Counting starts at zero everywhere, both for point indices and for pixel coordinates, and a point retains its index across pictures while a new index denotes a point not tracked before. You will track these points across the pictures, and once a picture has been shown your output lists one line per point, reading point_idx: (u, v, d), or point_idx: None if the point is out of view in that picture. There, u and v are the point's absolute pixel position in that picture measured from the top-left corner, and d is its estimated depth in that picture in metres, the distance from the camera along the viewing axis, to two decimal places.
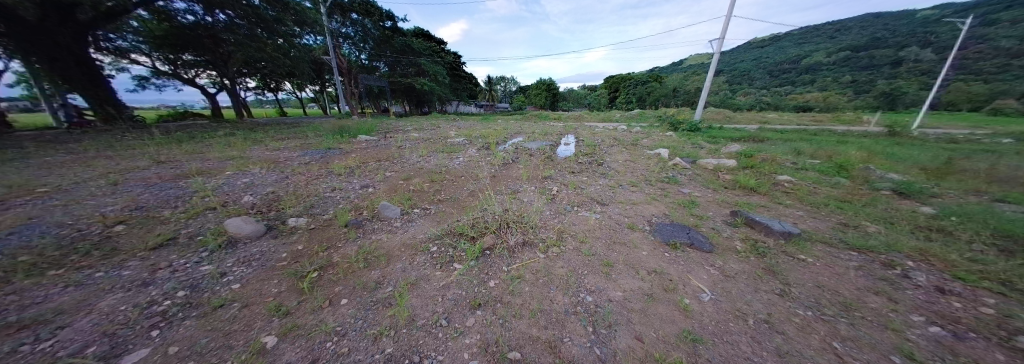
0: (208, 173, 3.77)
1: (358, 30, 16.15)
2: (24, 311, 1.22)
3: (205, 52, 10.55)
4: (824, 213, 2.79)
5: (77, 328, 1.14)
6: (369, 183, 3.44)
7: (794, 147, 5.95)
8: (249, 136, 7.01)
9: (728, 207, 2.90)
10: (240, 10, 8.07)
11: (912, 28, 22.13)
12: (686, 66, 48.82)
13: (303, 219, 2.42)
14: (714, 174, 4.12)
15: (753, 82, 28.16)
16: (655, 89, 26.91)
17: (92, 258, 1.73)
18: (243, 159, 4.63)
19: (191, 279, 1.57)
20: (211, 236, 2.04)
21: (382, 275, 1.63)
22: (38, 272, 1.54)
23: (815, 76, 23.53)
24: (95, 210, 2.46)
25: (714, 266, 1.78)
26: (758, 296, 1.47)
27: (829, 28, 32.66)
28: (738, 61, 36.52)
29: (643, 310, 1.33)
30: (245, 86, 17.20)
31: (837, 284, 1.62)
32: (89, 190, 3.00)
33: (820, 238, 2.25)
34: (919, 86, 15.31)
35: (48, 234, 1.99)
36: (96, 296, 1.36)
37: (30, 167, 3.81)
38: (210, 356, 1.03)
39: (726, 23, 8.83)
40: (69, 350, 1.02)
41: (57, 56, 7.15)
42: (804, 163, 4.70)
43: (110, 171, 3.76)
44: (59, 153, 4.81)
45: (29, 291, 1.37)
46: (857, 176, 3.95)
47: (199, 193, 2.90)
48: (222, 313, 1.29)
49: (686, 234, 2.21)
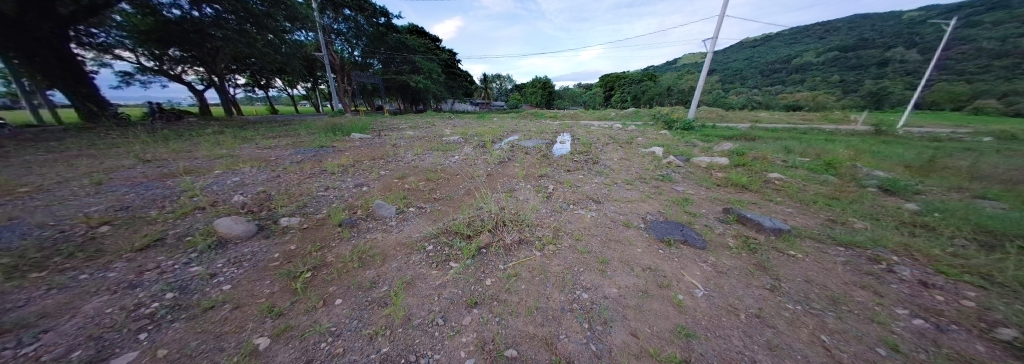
0: (197, 173, 3.66)
1: (351, 26, 15.76)
2: (4, 315, 1.17)
3: (192, 47, 10.30)
4: (813, 210, 2.85)
5: (61, 331, 1.11)
6: (363, 182, 3.40)
7: (785, 145, 6.08)
8: (238, 135, 6.85)
9: (721, 204, 2.96)
10: (227, 4, 7.86)
11: (899, 29, 22.67)
12: (680, 64, 49.25)
13: (296, 219, 2.37)
14: (707, 172, 4.19)
15: (746, 81, 28.58)
16: (650, 88, 27.06)
17: (78, 259, 1.68)
18: (233, 158, 4.51)
19: (180, 280, 1.53)
20: (201, 236, 2.00)
21: (378, 275, 1.62)
22: (20, 273, 1.49)
23: (806, 75, 23.95)
24: (79, 210, 2.39)
25: (708, 262, 1.81)
26: (749, 291, 1.50)
27: (818, 28, 33.31)
28: (731, 60, 37.09)
29: (637, 306, 1.34)
30: (234, 83, 16.83)
31: (826, 279, 1.66)
32: (72, 190, 2.90)
33: (808, 234, 2.29)
34: (905, 86, 15.70)
35: (30, 235, 1.93)
36: (81, 299, 1.32)
37: (10, 167, 3.67)
38: (200, 358, 1.01)
39: (720, 21, 8.86)
40: (54, 354, 0.99)
41: (36, 52, 6.91)
42: (794, 161, 4.80)
43: (94, 171, 3.63)
44: (38, 152, 4.63)
45: (10, 293, 1.33)
46: (845, 174, 4.04)
47: (188, 193, 2.83)
48: (212, 314, 1.27)
49: (680, 231, 2.24)
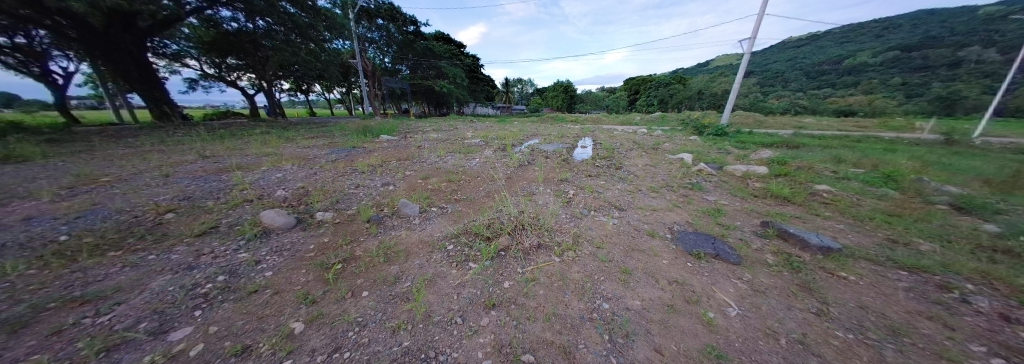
0: (246, 168, 4.09)
1: (383, 34, 16.80)
2: (88, 287, 1.39)
3: (246, 56, 11.54)
4: (869, 227, 2.53)
5: (130, 305, 1.28)
6: (390, 181, 3.58)
7: (834, 154, 5.50)
8: (281, 135, 7.51)
9: (758, 217, 2.73)
10: (277, 17, 8.71)
11: (976, 25, 19.85)
12: (712, 67, 46.75)
13: (329, 214, 2.54)
14: (742, 181, 3.89)
15: (788, 84, 26.13)
16: (678, 92, 25.78)
17: (146, 241, 1.94)
18: (276, 156, 4.96)
19: (230, 265, 1.70)
20: (249, 226, 2.21)
21: (401, 270, 1.68)
22: (101, 252, 1.76)
23: (860, 77, 21.59)
24: (149, 198, 2.75)
25: (742, 279, 1.68)
26: (791, 314, 1.36)
27: (875, 26, 30.01)
28: (772, 62, 34.46)
29: (662, 322, 1.27)
30: (280, 88, 18.59)
31: (883, 305, 1.47)
32: (145, 180, 3.35)
33: (864, 254, 2.04)
34: (983, 89, 13.61)
35: (110, 218, 2.25)
36: (148, 276, 1.52)
37: (98, 159, 4.33)
38: (245, 337, 1.12)
39: (761, 20, 8.20)
40: (125, 324, 1.15)
41: (119, 60, 8.10)
42: (846, 172, 4.31)
43: (163, 164, 4.18)
44: (120, 146, 5.43)
45: (93, 268, 1.57)
46: (909, 188, 3.55)
47: (239, 186, 3.16)
48: (256, 298, 1.39)
49: (711, 244, 2.10)
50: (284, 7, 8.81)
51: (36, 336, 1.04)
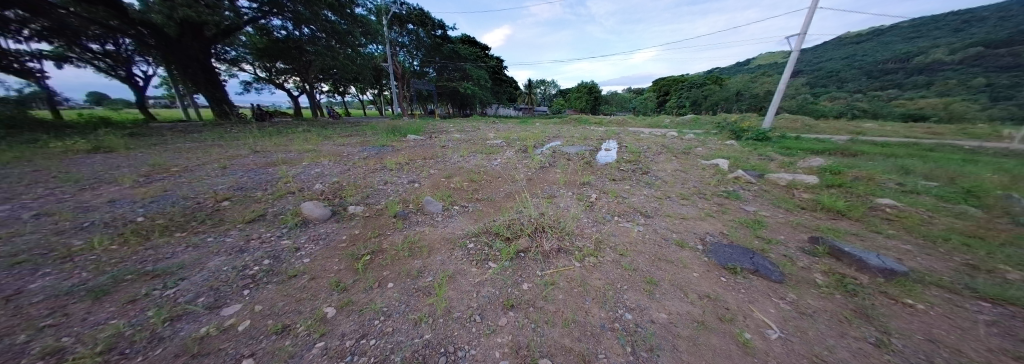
0: (289, 163, 4.48)
1: (412, 38, 17.71)
2: (159, 263, 1.60)
3: (292, 60, 12.68)
4: (944, 250, 2.18)
5: (192, 281, 1.45)
6: (415, 179, 3.73)
7: (900, 164, 4.83)
8: (319, 133, 8.14)
9: (805, 232, 2.46)
10: (319, 25, 9.48)
11: None
12: (753, 66, 43.22)
13: (361, 208, 2.70)
14: (786, 191, 3.55)
15: (844, 84, 23.41)
16: (713, 93, 24.09)
17: (206, 224, 2.20)
18: (315, 152, 5.37)
19: (274, 250, 1.87)
20: (290, 216, 2.42)
21: (423, 265, 1.74)
22: (170, 232, 2.02)
23: (936, 76, 18.78)
24: (209, 186, 3.11)
25: (785, 299, 1.52)
26: (844, 342, 1.21)
27: (956, 18, 26.04)
28: (825, 60, 31.05)
29: (691, 338, 1.19)
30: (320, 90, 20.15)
31: (959, 341, 1.25)
32: (206, 171, 3.80)
33: (936, 281, 1.76)
34: None
35: (178, 203, 2.58)
36: (206, 256, 1.72)
37: (171, 152, 4.97)
38: (285, 317, 1.23)
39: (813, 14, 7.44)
40: (186, 298, 1.31)
41: (188, 66, 9.19)
42: (915, 184, 3.75)
43: (221, 157, 4.70)
44: (188, 141, 6.21)
45: (164, 247, 1.81)
46: (998, 205, 3.01)
47: (283, 179, 3.48)
48: (295, 282, 1.52)
49: (749, 259, 1.93)
50: (326, 15, 9.66)
51: (115, 303, 1.22)
